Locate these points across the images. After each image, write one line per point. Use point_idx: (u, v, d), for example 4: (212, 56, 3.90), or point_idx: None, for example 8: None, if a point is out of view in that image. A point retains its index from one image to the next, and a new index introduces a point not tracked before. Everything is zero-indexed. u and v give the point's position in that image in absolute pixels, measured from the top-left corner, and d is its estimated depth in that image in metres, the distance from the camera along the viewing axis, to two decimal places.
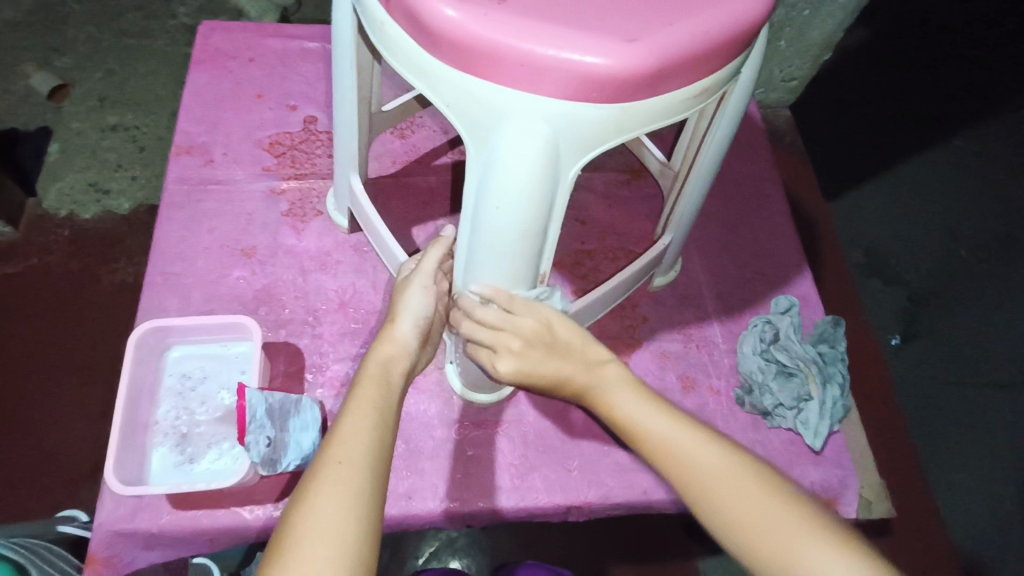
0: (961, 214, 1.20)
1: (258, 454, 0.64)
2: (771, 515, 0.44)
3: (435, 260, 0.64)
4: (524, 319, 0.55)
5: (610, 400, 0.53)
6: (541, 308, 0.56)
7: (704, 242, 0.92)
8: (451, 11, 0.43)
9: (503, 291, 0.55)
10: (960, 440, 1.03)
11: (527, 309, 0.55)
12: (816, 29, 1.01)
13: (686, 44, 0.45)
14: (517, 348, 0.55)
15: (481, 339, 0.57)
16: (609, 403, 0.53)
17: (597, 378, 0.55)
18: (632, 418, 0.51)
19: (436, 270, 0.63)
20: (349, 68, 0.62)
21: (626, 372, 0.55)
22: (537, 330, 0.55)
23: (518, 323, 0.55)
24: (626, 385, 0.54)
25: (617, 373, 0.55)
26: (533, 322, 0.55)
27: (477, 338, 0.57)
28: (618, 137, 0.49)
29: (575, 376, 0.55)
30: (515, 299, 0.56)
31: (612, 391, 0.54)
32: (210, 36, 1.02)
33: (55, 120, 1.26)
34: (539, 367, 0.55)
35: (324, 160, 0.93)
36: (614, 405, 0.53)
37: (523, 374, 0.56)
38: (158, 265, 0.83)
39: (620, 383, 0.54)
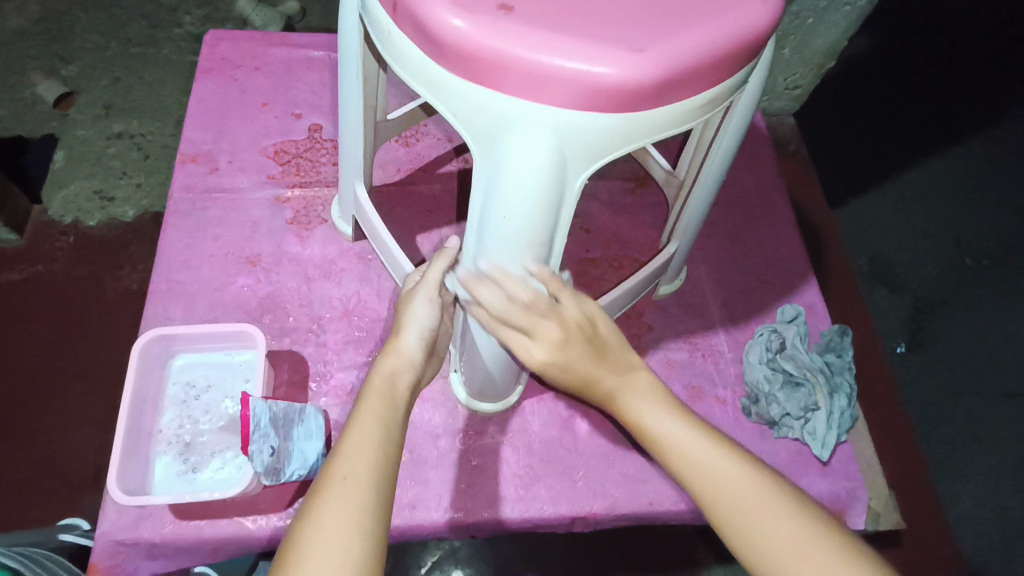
0: (966, 223, 1.19)
1: (261, 464, 0.63)
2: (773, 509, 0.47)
3: (439, 272, 0.62)
4: (568, 309, 0.54)
5: (641, 412, 0.54)
6: (587, 302, 0.55)
7: (710, 251, 0.92)
8: (458, 21, 0.43)
9: (553, 275, 0.53)
10: (968, 451, 1.02)
11: (573, 300, 0.54)
12: (820, 38, 1.01)
13: (693, 54, 0.44)
14: (556, 338, 0.54)
15: (512, 317, 0.54)
16: (634, 411, 0.54)
17: (628, 384, 0.55)
18: (655, 428, 0.52)
19: (441, 283, 0.62)
20: (356, 76, 0.62)
21: (654, 381, 0.56)
22: (580, 322, 0.54)
23: (563, 313, 0.54)
24: (654, 395, 0.54)
25: (649, 384, 0.55)
26: (578, 314, 0.54)
27: (510, 321, 0.55)
28: (626, 147, 0.48)
29: (605, 379, 0.55)
30: (565, 288, 0.53)
31: (643, 400, 0.54)
32: (216, 45, 1.03)
33: (60, 127, 1.27)
34: (574, 362, 0.55)
35: (329, 168, 0.93)
36: (638, 414, 0.54)
37: (557, 366, 0.55)
38: (163, 273, 0.83)
39: (649, 393, 0.54)
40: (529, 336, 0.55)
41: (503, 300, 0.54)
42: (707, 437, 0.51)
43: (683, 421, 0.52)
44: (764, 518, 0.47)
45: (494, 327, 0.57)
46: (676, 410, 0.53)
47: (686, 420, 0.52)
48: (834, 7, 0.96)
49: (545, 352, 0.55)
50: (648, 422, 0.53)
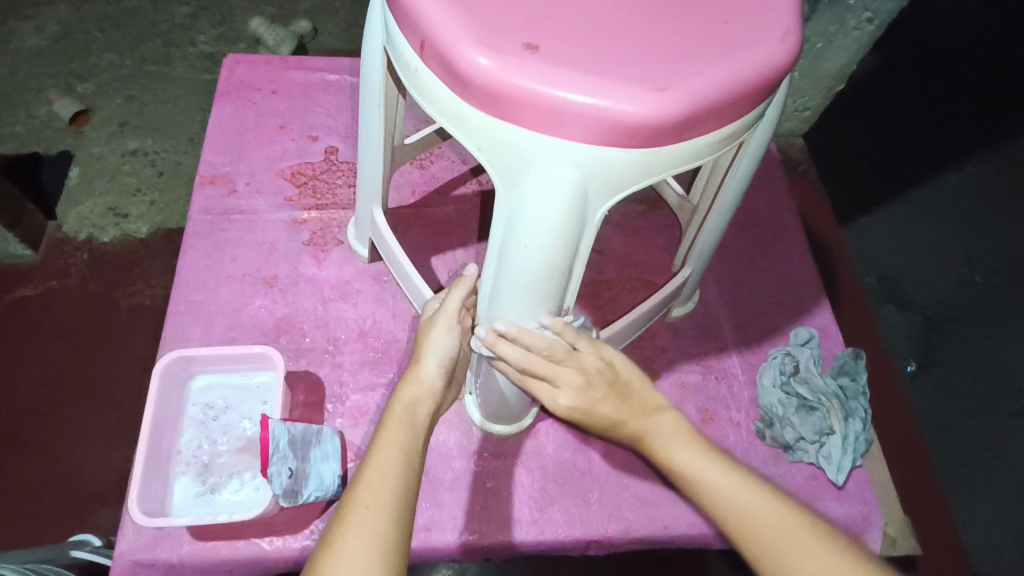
0: (977, 240, 1.19)
1: (280, 486, 0.64)
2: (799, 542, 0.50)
3: (458, 301, 0.63)
4: (589, 358, 0.58)
5: (672, 451, 0.58)
6: (605, 350, 0.59)
7: (722, 273, 0.93)
8: (483, 60, 0.44)
9: (569, 327, 0.56)
10: (983, 475, 1.01)
11: (591, 348, 0.58)
12: (829, 61, 1.02)
13: (714, 91, 0.46)
14: (580, 385, 0.58)
15: (538, 369, 0.58)
16: (662, 450, 0.58)
17: (651, 425, 0.59)
18: (684, 466, 0.57)
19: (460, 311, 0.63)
20: (376, 105, 0.64)
21: (679, 420, 0.59)
22: (601, 369, 0.58)
23: (582, 360, 0.58)
24: (682, 436, 0.58)
25: (676, 425, 0.59)
26: (599, 362, 0.58)
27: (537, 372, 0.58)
28: (646, 179, 0.50)
29: (630, 421, 0.59)
30: (583, 337, 0.58)
31: (673, 442, 0.58)
32: (234, 68, 1.05)
33: (76, 144, 1.29)
34: (598, 404, 0.59)
35: (345, 191, 0.95)
36: (665, 452, 0.58)
37: (582, 409, 0.59)
38: (182, 293, 0.84)
39: (676, 432, 0.59)
40: (553, 384, 0.59)
41: (527, 356, 0.57)
42: (733, 470, 0.55)
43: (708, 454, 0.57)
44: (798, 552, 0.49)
45: (521, 377, 0.61)
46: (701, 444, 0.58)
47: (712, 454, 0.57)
48: (845, 32, 0.97)
49: (567, 400, 0.59)
50: (674, 456, 0.58)
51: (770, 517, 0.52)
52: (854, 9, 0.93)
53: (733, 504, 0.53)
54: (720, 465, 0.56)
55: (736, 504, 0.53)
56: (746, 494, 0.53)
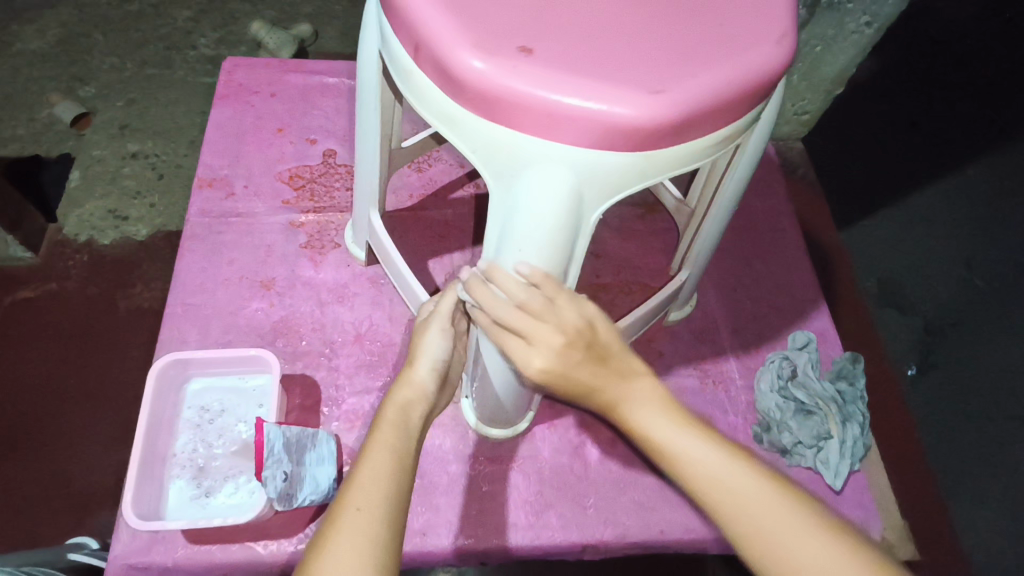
0: (975, 245, 1.19)
1: (275, 490, 0.63)
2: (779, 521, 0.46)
3: (452, 302, 0.63)
4: (567, 312, 0.51)
5: (647, 420, 0.51)
6: (588, 307, 0.53)
7: (719, 277, 0.93)
8: (478, 64, 0.44)
9: (552, 279, 0.51)
10: (982, 480, 1.01)
11: (573, 303, 0.52)
12: (828, 65, 1.02)
13: (710, 95, 0.45)
14: (555, 343, 0.52)
15: (511, 321, 0.52)
16: (641, 423, 0.52)
17: (631, 392, 0.53)
18: (656, 436, 0.51)
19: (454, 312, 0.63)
20: (373, 109, 0.64)
21: (657, 387, 0.53)
22: (580, 326, 0.52)
23: (560, 315, 0.51)
24: (658, 403, 0.52)
25: (656, 393, 0.53)
26: (578, 317, 0.52)
27: (511, 324, 0.52)
28: (642, 182, 0.49)
29: (609, 387, 0.53)
30: (562, 291, 0.52)
31: (649, 410, 0.52)
32: (234, 72, 1.05)
33: (76, 147, 1.29)
34: (574, 368, 0.52)
35: (343, 193, 0.95)
36: (654, 433, 0.51)
37: (557, 372, 0.52)
38: (179, 296, 0.84)
39: (660, 401, 0.52)
40: (526, 341, 0.53)
41: (501, 304, 0.52)
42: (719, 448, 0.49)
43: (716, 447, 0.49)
44: (782, 533, 0.45)
45: (495, 332, 0.55)
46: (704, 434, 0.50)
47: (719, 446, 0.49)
48: (843, 36, 0.97)
49: (538, 361, 0.52)
50: (655, 436, 0.51)
51: (795, 524, 0.45)
52: (853, 13, 0.93)
53: (708, 477, 0.48)
54: (726, 459, 0.49)
55: (712, 477, 0.48)
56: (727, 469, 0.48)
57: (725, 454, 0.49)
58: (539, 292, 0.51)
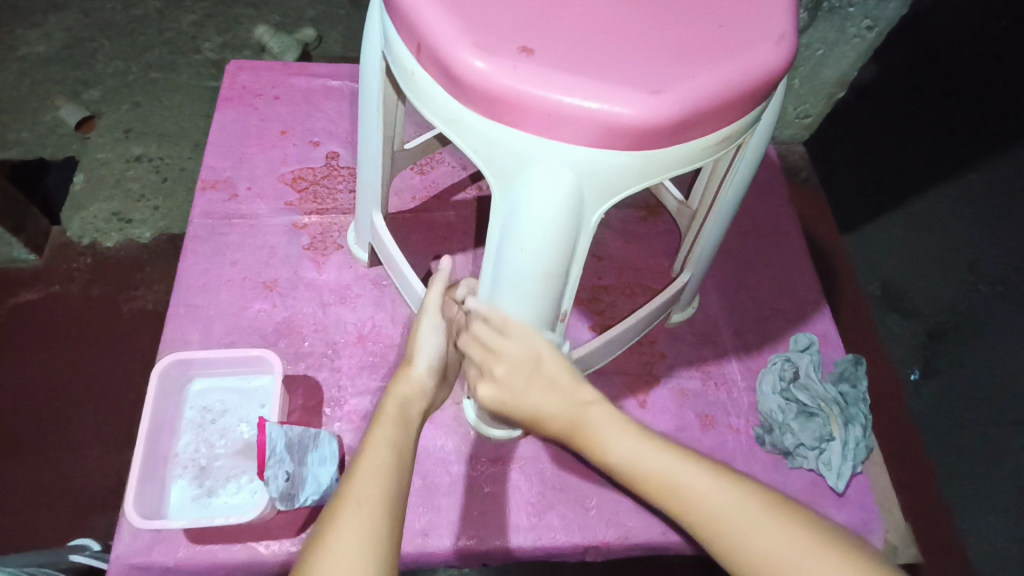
0: (977, 249, 1.19)
1: (277, 489, 0.64)
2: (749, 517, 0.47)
3: (437, 297, 0.65)
4: (514, 345, 0.58)
5: (604, 439, 0.56)
6: (535, 341, 0.57)
7: (722, 278, 0.93)
8: (479, 63, 0.45)
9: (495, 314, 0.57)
10: (986, 483, 1.01)
11: (518, 337, 0.58)
12: (829, 69, 1.02)
13: (710, 95, 0.46)
14: (503, 374, 0.60)
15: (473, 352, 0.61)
16: (599, 444, 0.56)
17: (579, 417, 0.58)
18: (615, 452, 0.55)
19: (440, 307, 0.65)
20: (376, 109, 0.64)
21: (613, 410, 0.57)
22: (525, 357, 0.58)
23: (509, 347, 0.58)
24: (613, 423, 0.56)
25: (608, 416, 0.57)
26: (520, 349, 0.58)
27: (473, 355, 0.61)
28: (641, 182, 0.50)
29: (556, 414, 0.59)
30: (510, 320, 0.57)
31: (603, 431, 0.56)
32: (238, 74, 1.06)
33: (81, 150, 1.30)
34: (520, 394, 0.60)
35: (345, 195, 0.95)
36: (605, 448, 0.55)
37: (506, 399, 0.60)
38: (182, 297, 0.84)
39: (610, 420, 0.56)
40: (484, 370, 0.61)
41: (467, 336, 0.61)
42: (678, 455, 0.53)
43: (669, 454, 0.53)
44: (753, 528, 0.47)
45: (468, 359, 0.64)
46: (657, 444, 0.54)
47: (668, 450, 0.53)
48: (844, 40, 0.97)
49: (485, 392, 0.61)
50: (614, 453, 0.55)
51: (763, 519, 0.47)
52: (855, 17, 0.93)
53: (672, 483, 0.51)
54: (687, 464, 0.52)
55: (675, 482, 0.51)
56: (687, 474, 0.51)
57: (673, 456, 0.52)
58: (492, 327, 0.58)
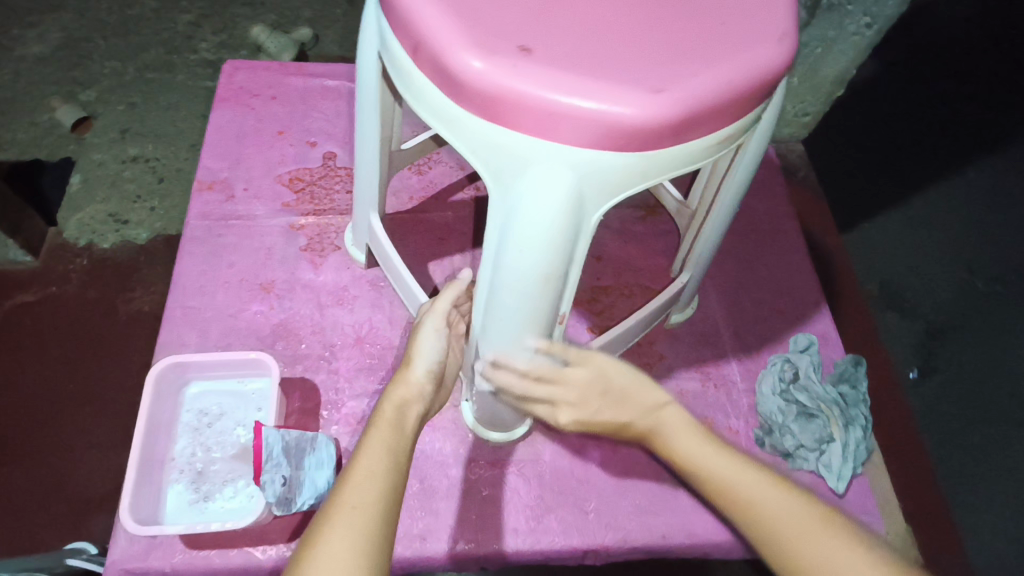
0: (976, 248, 1.19)
1: (273, 494, 0.64)
2: (797, 521, 0.51)
3: (449, 302, 0.64)
4: (579, 371, 0.63)
5: (678, 445, 0.59)
6: (595, 361, 0.63)
7: (721, 279, 0.92)
8: (477, 63, 0.44)
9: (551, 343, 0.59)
10: (986, 482, 1.00)
11: (580, 360, 0.62)
12: (828, 67, 1.02)
13: (710, 94, 0.45)
14: (575, 401, 0.64)
15: (535, 391, 0.63)
16: (675, 450, 0.59)
17: (654, 423, 0.61)
18: (683, 452, 0.59)
19: (448, 312, 0.64)
20: (372, 111, 0.63)
21: (685, 417, 0.61)
22: (593, 381, 0.63)
23: (574, 376, 0.63)
24: (684, 429, 0.60)
25: (681, 419, 0.61)
26: (588, 373, 0.63)
27: (538, 395, 0.64)
28: (643, 183, 0.49)
29: (634, 421, 0.62)
30: (570, 348, 0.61)
31: (678, 437, 0.60)
32: (234, 75, 1.05)
33: (77, 151, 1.29)
34: (594, 414, 0.64)
35: (343, 196, 0.95)
36: (679, 453, 0.59)
37: (583, 420, 0.64)
38: (178, 299, 0.83)
39: (681, 425, 0.60)
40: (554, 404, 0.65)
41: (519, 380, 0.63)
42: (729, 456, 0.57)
43: (737, 463, 0.56)
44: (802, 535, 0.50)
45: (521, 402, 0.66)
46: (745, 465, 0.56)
47: (721, 450, 0.57)
48: (844, 37, 0.97)
49: (567, 422, 0.65)
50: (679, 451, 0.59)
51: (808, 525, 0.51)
52: (854, 15, 0.93)
53: (722, 481, 0.55)
54: (738, 465, 0.56)
55: (723, 479, 0.55)
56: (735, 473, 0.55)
57: (725, 456, 0.57)
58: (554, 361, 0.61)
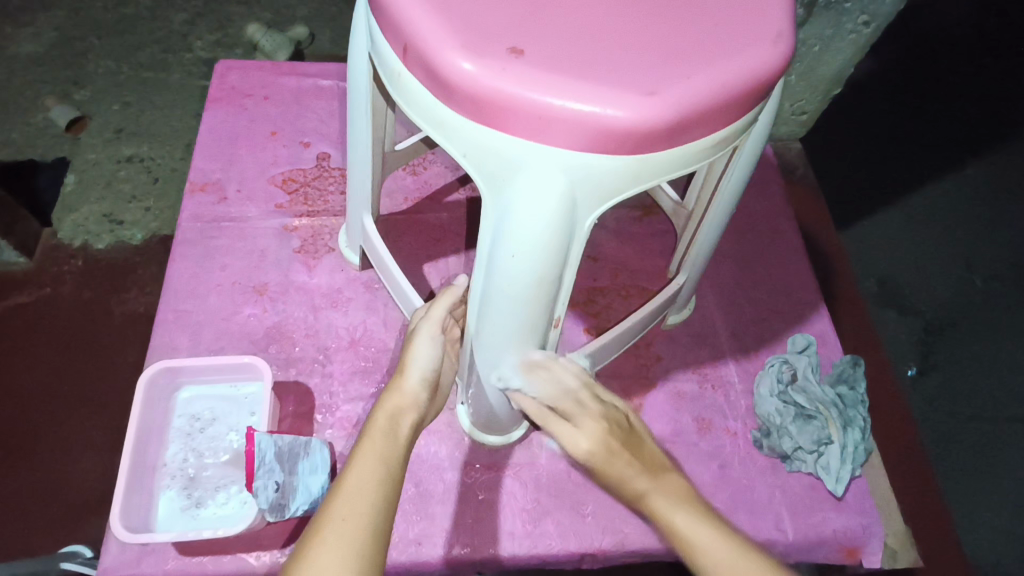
0: (975, 245, 1.18)
1: (266, 500, 0.63)
2: None
3: (443, 310, 0.63)
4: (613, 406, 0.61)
5: (672, 513, 0.53)
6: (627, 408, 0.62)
7: (718, 279, 0.92)
8: (468, 65, 0.43)
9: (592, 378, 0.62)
10: (985, 481, 1.00)
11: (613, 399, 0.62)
12: (826, 65, 1.01)
13: (706, 96, 0.44)
14: (602, 428, 0.58)
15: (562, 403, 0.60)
16: (668, 516, 0.53)
17: (660, 483, 0.55)
18: (678, 526, 0.52)
19: (443, 319, 0.63)
20: (364, 113, 0.62)
21: (685, 486, 0.56)
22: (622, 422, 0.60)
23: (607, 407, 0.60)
24: (684, 498, 0.54)
25: (682, 488, 0.55)
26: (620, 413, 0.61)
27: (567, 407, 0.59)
28: (637, 186, 0.49)
29: (640, 475, 0.56)
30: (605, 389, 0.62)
31: (676, 504, 0.53)
32: (227, 75, 1.04)
33: (72, 151, 1.28)
34: (615, 453, 0.57)
35: (337, 197, 0.94)
36: (673, 521, 0.52)
37: (601, 454, 0.57)
38: (171, 303, 0.83)
39: (679, 496, 0.54)
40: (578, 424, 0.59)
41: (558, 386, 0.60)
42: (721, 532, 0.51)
43: (731, 541, 0.50)
44: None
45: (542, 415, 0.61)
46: (746, 557, 0.49)
47: (715, 526, 0.51)
48: (841, 35, 0.96)
49: (583, 439, 0.58)
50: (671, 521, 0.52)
51: None
52: (851, 12, 0.92)
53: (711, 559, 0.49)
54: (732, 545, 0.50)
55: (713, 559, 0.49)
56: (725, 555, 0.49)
57: (719, 533, 0.51)
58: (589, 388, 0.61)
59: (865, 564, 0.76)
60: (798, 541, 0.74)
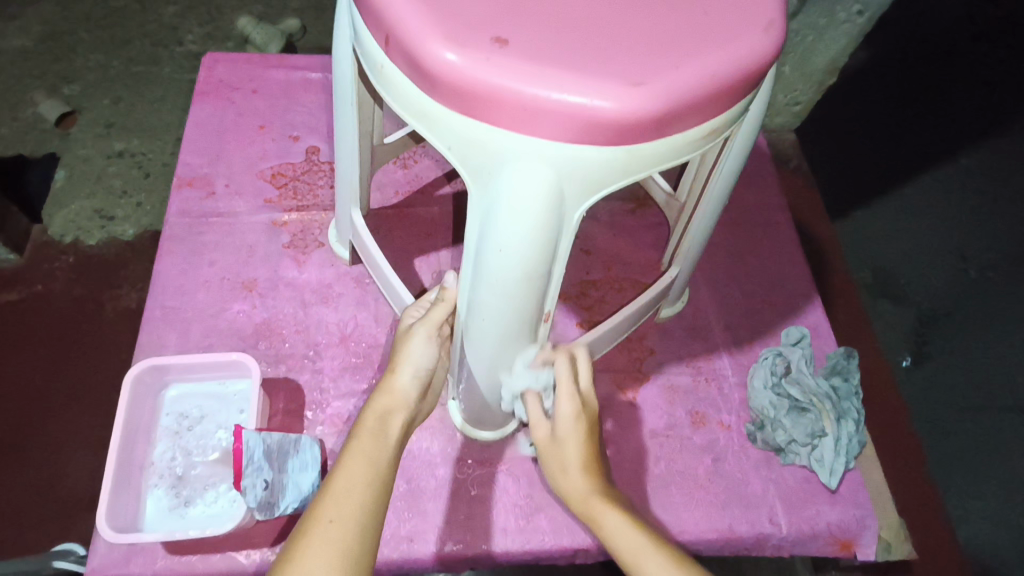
0: (971, 235, 1.16)
1: (255, 499, 0.62)
2: None
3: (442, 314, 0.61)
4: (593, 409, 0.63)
5: (605, 513, 0.56)
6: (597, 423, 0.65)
7: (712, 271, 0.91)
8: (451, 56, 0.42)
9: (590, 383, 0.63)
10: (980, 471, 0.99)
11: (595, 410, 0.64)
12: (820, 55, 1.00)
13: (695, 85, 0.44)
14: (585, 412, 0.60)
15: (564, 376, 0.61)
16: (602, 515, 0.56)
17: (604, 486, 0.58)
18: (607, 527, 0.55)
19: (441, 322, 0.61)
20: (349, 104, 0.61)
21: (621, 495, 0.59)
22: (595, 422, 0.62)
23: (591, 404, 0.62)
24: (618, 503, 0.57)
25: (619, 496, 0.58)
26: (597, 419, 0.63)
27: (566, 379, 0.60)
28: (625, 178, 0.48)
29: (591, 473, 0.58)
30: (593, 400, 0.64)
31: (611, 506, 0.56)
32: (214, 68, 1.02)
33: (62, 146, 1.26)
34: (583, 437, 0.59)
35: (326, 192, 0.93)
36: (605, 521, 0.55)
37: (576, 429, 0.59)
38: (158, 299, 0.82)
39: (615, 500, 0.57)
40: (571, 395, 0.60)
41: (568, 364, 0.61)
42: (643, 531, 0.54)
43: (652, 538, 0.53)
44: None
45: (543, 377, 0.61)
46: (660, 546, 0.52)
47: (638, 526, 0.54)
48: (835, 25, 0.95)
49: (571, 400, 0.60)
50: (603, 521, 0.55)
51: None
52: None
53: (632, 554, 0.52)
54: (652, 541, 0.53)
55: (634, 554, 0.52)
56: (645, 550, 0.52)
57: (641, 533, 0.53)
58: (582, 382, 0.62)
59: (859, 555, 0.76)
60: (791, 534, 0.74)
